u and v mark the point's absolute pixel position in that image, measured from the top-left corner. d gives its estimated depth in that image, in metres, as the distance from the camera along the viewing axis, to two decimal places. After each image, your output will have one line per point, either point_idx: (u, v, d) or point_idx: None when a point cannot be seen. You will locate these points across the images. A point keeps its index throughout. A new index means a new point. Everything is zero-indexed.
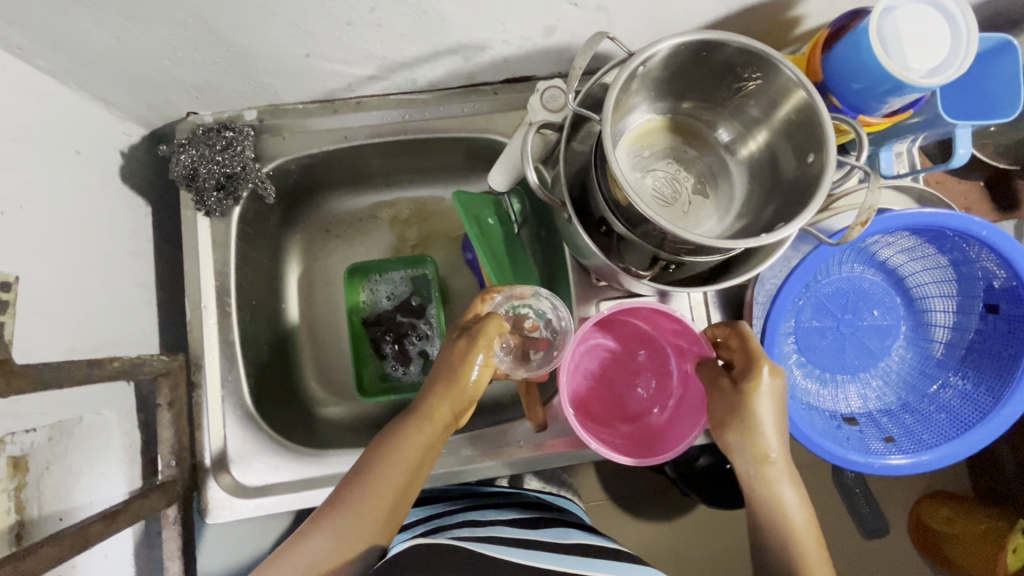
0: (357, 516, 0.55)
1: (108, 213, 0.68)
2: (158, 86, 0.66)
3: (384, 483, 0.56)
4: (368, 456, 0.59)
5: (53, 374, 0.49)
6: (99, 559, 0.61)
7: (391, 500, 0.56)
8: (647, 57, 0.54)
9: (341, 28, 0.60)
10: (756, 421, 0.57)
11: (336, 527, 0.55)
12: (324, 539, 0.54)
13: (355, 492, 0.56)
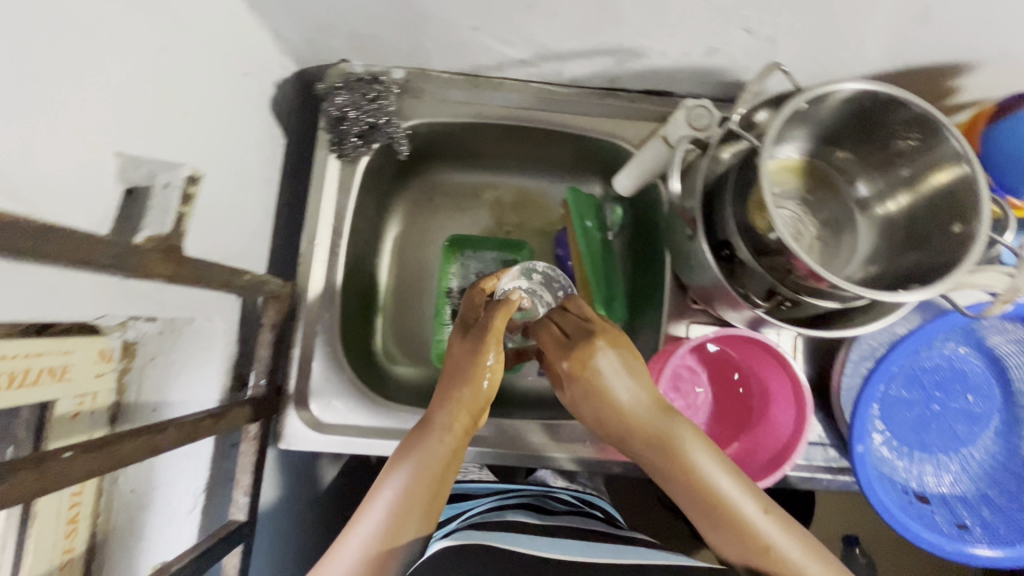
0: (381, 537, 0.46)
1: (255, 138, 0.71)
2: (329, 29, 0.69)
3: (410, 498, 0.47)
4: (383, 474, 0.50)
5: (205, 273, 0.51)
6: (181, 455, 0.65)
7: (419, 514, 0.47)
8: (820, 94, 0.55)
9: (520, 9, 0.62)
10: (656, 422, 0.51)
11: (358, 549, 0.45)
12: (377, 516, 0.47)
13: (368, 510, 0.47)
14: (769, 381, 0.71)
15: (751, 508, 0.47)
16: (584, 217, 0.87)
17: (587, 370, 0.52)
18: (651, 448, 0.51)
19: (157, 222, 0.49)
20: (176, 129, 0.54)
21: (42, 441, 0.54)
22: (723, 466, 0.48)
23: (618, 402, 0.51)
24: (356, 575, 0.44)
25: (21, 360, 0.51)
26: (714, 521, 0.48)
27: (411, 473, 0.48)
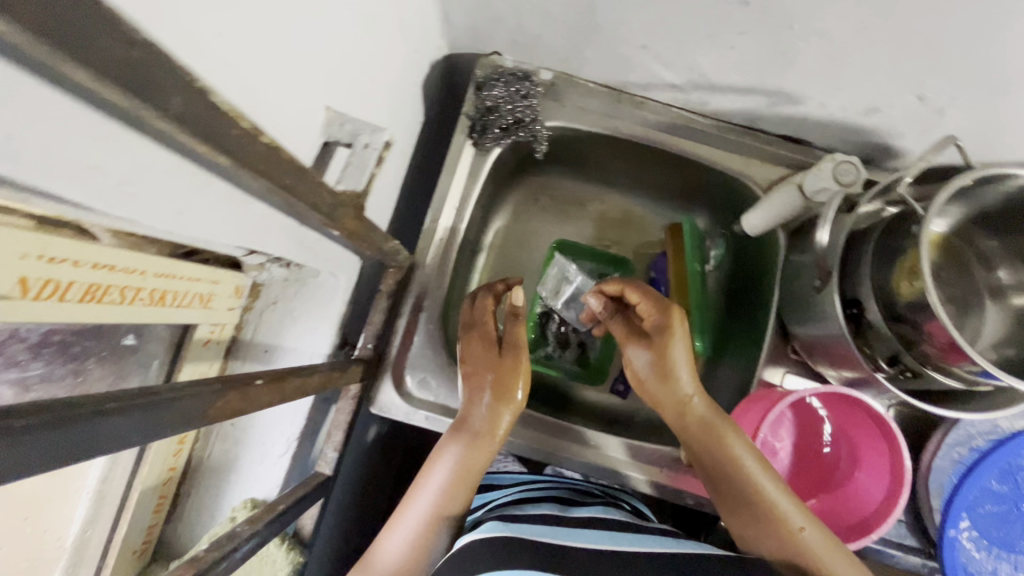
0: (429, 512, 0.60)
1: (405, 112, 0.73)
2: (498, 22, 0.71)
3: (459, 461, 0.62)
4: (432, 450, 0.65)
5: (370, 233, 0.53)
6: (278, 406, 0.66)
7: (464, 480, 0.61)
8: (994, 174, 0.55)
9: (698, 37, 0.63)
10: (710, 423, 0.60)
11: (411, 526, 0.58)
12: (428, 497, 0.60)
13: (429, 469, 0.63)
14: (860, 450, 0.70)
15: (791, 514, 0.55)
16: (691, 247, 0.87)
17: (664, 350, 0.61)
18: (702, 430, 0.60)
19: (353, 179, 0.48)
20: (365, 92, 0.56)
21: (178, 361, 0.58)
22: (761, 465, 0.57)
23: (678, 377, 0.61)
24: (413, 543, 0.57)
25: (186, 283, 0.53)
26: (759, 519, 0.56)
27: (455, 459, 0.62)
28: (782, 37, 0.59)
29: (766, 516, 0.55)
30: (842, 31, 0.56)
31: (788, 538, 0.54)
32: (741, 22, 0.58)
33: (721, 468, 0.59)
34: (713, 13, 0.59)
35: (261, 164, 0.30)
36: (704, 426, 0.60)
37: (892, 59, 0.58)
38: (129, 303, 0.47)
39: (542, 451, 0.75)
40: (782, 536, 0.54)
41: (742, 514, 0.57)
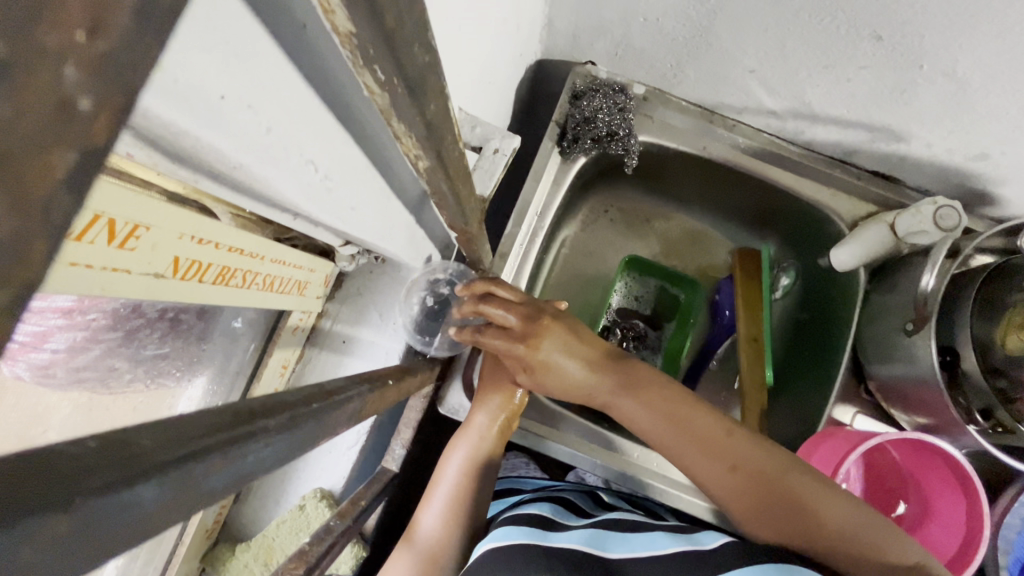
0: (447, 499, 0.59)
1: (502, 114, 0.73)
2: (603, 32, 0.71)
3: (471, 451, 0.62)
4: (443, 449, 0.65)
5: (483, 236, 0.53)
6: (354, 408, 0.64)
7: (473, 467, 0.61)
8: None
9: (814, 67, 0.62)
10: (692, 427, 0.56)
11: (436, 516, 0.59)
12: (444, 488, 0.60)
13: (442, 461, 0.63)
14: (933, 498, 0.69)
15: (805, 491, 0.52)
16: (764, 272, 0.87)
17: (537, 358, 0.58)
18: (670, 427, 0.56)
19: (482, 181, 0.47)
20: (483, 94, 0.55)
21: (269, 347, 0.58)
22: (741, 438, 0.55)
23: (573, 374, 0.58)
24: (439, 531, 0.57)
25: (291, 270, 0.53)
26: (772, 510, 0.52)
27: (467, 450, 0.62)
28: (906, 76, 0.58)
29: (787, 504, 0.52)
30: (973, 75, 0.55)
31: (807, 522, 0.51)
32: (866, 55, 0.57)
33: (711, 465, 0.55)
34: (839, 44, 0.58)
35: (452, 168, 0.30)
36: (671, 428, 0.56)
37: (1020, 108, 0.56)
38: (247, 287, 0.46)
39: (605, 468, 0.73)
40: (796, 522, 0.51)
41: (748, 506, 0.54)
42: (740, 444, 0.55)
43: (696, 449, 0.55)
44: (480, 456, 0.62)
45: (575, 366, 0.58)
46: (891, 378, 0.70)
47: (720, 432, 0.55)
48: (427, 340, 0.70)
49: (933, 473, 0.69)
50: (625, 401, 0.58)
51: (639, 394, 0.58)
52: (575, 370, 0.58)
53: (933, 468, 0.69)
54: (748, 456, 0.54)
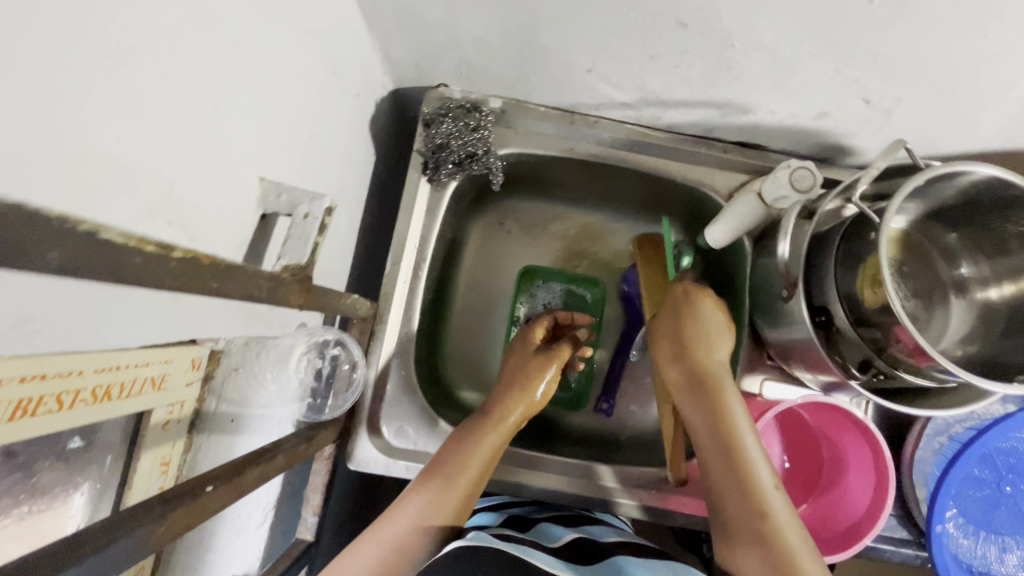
0: (420, 515, 0.56)
1: (358, 156, 0.70)
2: (439, 56, 0.69)
3: (463, 473, 0.59)
4: (440, 452, 0.62)
5: (326, 298, 0.51)
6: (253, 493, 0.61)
7: (460, 497, 0.58)
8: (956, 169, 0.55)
9: (642, 58, 0.62)
10: (735, 428, 0.58)
11: (393, 534, 0.55)
12: (411, 510, 0.56)
13: (438, 466, 0.60)
14: (845, 449, 0.71)
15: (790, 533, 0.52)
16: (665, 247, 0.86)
17: (706, 361, 0.63)
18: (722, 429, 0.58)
19: (296, 250, 0.47)
20: (301, 150, 0.53)
21: (136, 450, 0.53)
22: (764, 457, 0.57)
23: (709, 332, 0.64)
24: (385, 558, 0.53)
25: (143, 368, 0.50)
26: (759, 539, 0.52)
27: (436, 486, 0.58)
28: (724, 54, 0.58)
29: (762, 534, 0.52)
30: (782, 46, 0.55)
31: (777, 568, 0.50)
32: (682, 42, 0.58)
33: (736, 475, 0.56)
34: (654, 36, 0.58)
35: (170, 277, 0.28)
36: (723, 430, 0.58)
37: (837, 67, 0.57)
38: (68, 408, 0.44)
39: (529, 488, 0.73)
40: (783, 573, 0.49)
41: (738, 522, 0.54)
42: (764, 469, 0.56)
43: (715, 436, 0.59)
44: (437, 520, 0.56)
45: (671, 356, 0.65)
46: (782, 341, 0.71)
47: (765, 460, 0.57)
48: (320, 403, 0.69)
49: (836, 431, 0.71)
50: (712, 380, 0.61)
51: (716, 399, 0.60)
52: (716, 325, 0.64)
53: (835, 426, 0.71)
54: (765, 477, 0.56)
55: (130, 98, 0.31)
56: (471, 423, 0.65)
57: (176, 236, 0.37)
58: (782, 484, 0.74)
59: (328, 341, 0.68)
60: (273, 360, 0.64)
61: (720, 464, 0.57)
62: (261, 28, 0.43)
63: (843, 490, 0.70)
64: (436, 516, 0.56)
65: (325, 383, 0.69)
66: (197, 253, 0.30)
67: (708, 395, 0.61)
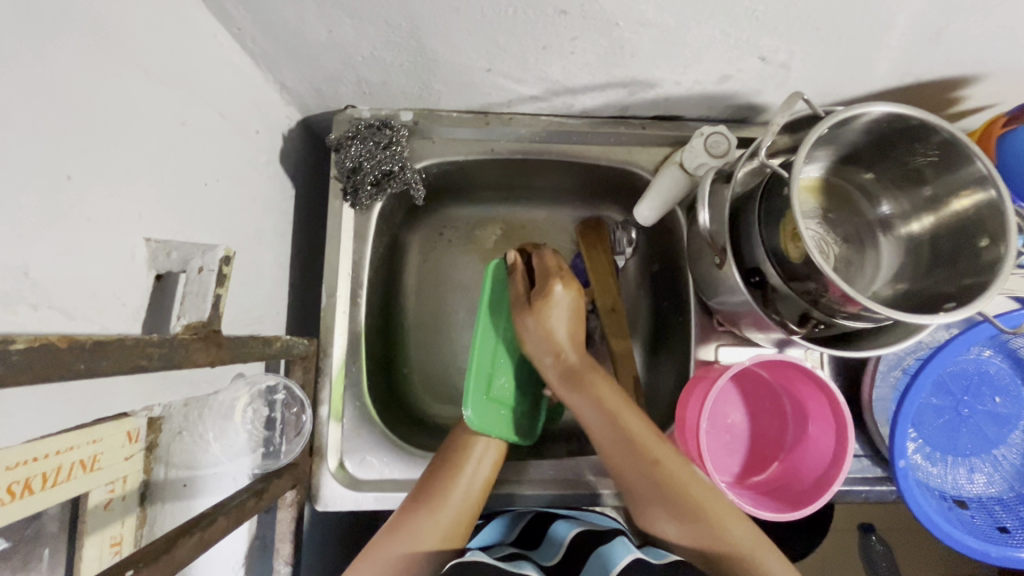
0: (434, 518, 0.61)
1: (271, 194, 0.68)
2: (336, 79, 0.67)
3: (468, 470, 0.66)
4: (445, 455, 0.67)
5: (242, 348, 0.49)
6: (218, 558, 0.59)
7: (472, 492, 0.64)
8: (854, 111, 0.55)
9: (535, 50, 0.61)
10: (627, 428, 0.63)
11: (414, 529, 0.61)
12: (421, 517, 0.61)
13: (443, 471, 0.65)
14: (804, 401, 0.71)
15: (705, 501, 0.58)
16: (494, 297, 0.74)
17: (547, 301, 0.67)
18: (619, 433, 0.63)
19: (196, 307, 0.45)
20: (194, 199, 0.51)
21: (79, 537, 0.49)
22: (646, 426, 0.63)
23: (557, 336, 0.67)
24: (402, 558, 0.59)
25: (75, 450, 0.45)
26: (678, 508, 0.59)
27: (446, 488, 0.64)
28: (613, 34, 0.58)
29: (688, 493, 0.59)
30: (665, 17, 0.55)
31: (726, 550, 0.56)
32: (568, 29, 0.57)
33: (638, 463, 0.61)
34: (539, 26, 0.57)
35: (7, 372, 0.26)
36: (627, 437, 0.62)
37: (724, 30, 0.57)
38: None
39: (505, 496, 0.73)
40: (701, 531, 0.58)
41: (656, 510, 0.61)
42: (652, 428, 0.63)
43: (622, 445, 0.62)
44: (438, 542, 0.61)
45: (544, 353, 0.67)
46: (727, 307, 0.72)
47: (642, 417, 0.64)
48: (274, 450, 0.67)
49: (794, 386, 0.72)
50: (557, 316, 0.67)
51: (587, 385, 0.65)
52: (561, 333, 0.67)
53: (793, 380, 0.71)
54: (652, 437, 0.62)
55: None
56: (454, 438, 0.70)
57: (50, 318, 0.35)
58: (751, 446, 0.75)
59: (272, 386, 0.67)
60: (209, 417, 0.61)
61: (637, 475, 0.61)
62: (116, 84, 0.41)
63: (807, 442, 0.70)
64: (429, 538, 0.60)
65: (277, 429, 0.68)
66: (50, 337, 0.29)
67: (581, 386, 0.65)
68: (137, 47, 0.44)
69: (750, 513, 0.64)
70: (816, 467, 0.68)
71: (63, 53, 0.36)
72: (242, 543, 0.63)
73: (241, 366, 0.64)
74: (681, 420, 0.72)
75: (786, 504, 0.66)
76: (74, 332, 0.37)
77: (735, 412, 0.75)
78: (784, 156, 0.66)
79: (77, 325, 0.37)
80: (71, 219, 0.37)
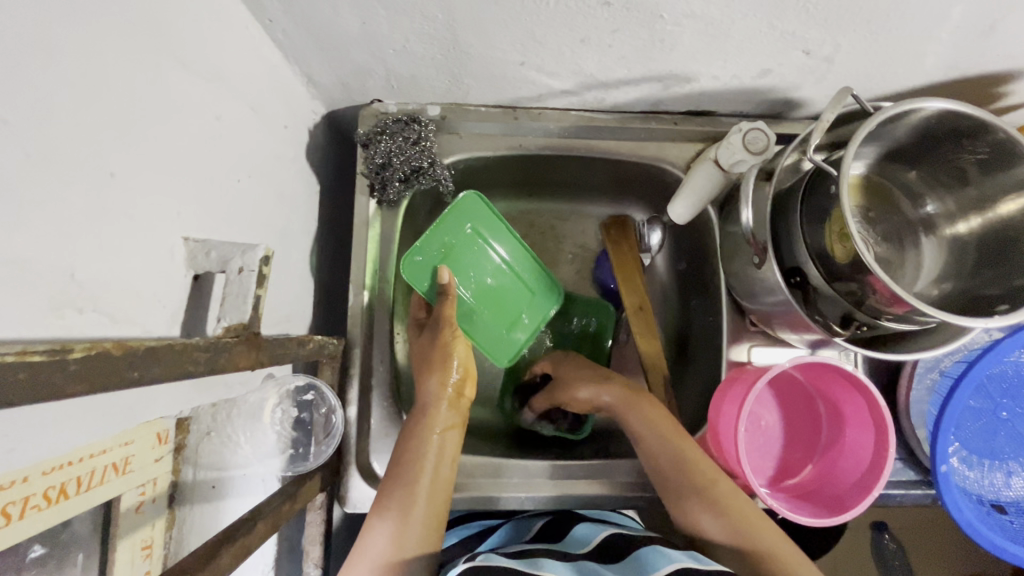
0: (405, 513, 0.55)
1: (298, 190, 0.67)
2: (366, 72, 0.66)
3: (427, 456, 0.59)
4: (404, 445, 0.60)
5: (280, 350, 0.47)
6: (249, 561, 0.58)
7: (434, 481, 0.58)
8: (907, 107, 0.53)
9: (573, 43, 0.59)
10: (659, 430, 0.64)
11: (388, 528, 0.54)
12: (389, 517, 0.54)
13: (402, 462, 0.59)
14: (841, 404, 0.70)
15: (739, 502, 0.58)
16: (472, 227, 0.76)
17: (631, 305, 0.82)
18: (666, 446, 0.63)
19: (236, 309, 0.44)
20: (228, 197, 0.50)
21: (110, 541, 0.47)
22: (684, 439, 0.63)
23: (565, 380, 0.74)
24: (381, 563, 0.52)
25: (109, 454, 0.43)
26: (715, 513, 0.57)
27: (406, 481, 0.57)
28: (655, 26, 0.56)
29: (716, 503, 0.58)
30: (711, 10, 0.53)
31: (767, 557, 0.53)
32: (610, 21, 0.55)
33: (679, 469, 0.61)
34: (579, 18, 0.55)
35: (67, 382, 0.25)
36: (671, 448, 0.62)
37: (770, 23, 0.55)
38: (18, 518, 0.38)
39: (533, 498, 0.72)
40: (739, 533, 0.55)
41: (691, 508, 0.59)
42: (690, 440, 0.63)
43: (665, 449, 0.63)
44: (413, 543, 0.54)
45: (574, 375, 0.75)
46: (762, 308, 0.70)
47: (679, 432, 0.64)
48: (302, 452, 0.66)
49: (829, 388, 0.70)
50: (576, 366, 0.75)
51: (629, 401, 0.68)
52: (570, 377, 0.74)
53: (828, 382, 0.70)
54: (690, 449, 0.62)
55: (8, 183, 0.28)
56: (411, 425, 0.62)
57: (95, 322, 0.34)
58: (783, 447, 0.74)
59: (301, 386, 0.66)
60: (238, 419, 0.59)
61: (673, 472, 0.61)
62: (153, 76, 0.40)
63: (843, 445, 0.69)
64: (402, 537, 0.53)
65: (304, 430, 0.67)
66: (104, 344, 0.27)
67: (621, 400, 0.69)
68: (173, 39, 0.42)
69: (787, 518, 0.63)
70: (854, 471, 0.66)
71: (104, 45, 0.35)
72: (272, 545, 0.62)
73: (269, 368, 0.63)
74: (714, 423, 0.71)
75: (823, 510, 0.65)
76: (119, 336, 0.36)
77: (767, 415, 0.74)
78: (826, 153, 0.64)
79: (120, 328, 0.36)
80: (114, 220, 0.35)
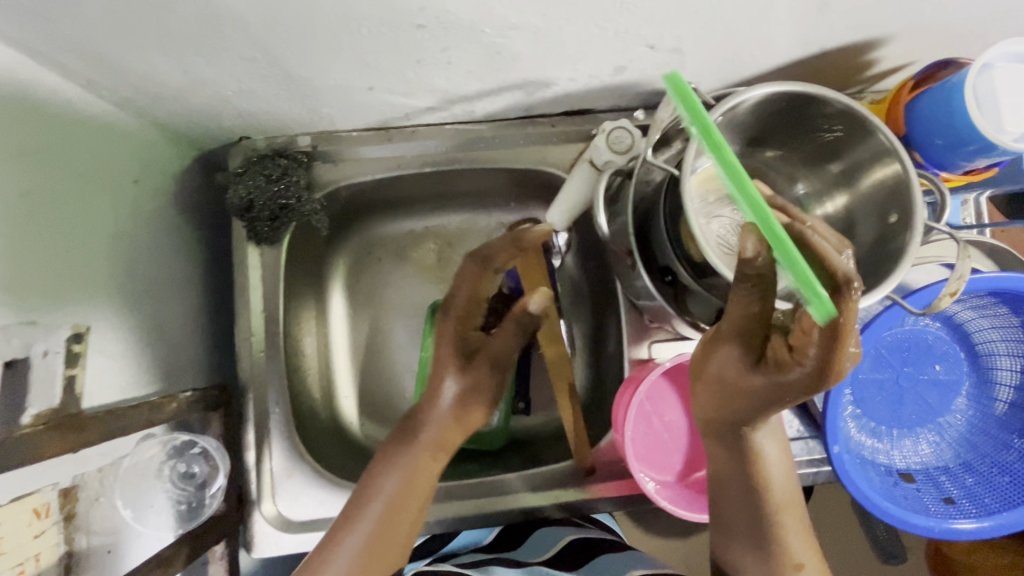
0: (377, 547, 0.53)
1: (161, 243, 0.66)
2: (217, 115, 0.64)
3: (417, 487, 0.56)
4: (381, 463, 0.57)
5: (118, 423, 0.49)
6: None
7: (412, 519, 0.56)
8: (736, 101, 0.53)
9: (410, 65, 0.58)
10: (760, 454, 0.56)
11: (349, 558, 0.52)
12: (356, 545, 0.53)
13: (381, 492, 0.55)
14: None
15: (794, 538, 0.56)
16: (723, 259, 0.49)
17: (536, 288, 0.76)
18: (749, 469, 0.56)
19: (43, 394, 0.47)
20: (50, 273, 0.49)
21: None
22: (779, 462, 0.57)
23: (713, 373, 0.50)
24: None
25: None
26: (766, 549, 0.55)
27: (384, 514, 0.54)
28: (484, 40, 0.54)
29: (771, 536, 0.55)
30: (533, 20, 0.51)
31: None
32: (434, 40, 0.53)
33: (752, 496, 0.56)
34: (402, 42, 0.53)
35: None
36: (753, 471, 0.56)
37: (600, 25, 0.54)
38: None
39: (443, 519, 0.73)
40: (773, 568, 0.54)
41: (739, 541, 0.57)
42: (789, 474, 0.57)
43: (737, 475, 0.56)
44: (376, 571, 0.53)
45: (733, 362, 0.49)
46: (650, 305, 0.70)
47: (784, 463, 0.57)
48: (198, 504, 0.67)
49: None
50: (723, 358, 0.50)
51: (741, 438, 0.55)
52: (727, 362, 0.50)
53: None
54: (784, 481, 0.57)
55: None
56: (389, 453, 0.57)
57: None
58: (690, 442, 0.73)
59: (189, 441, 0.66)
60: (123, 483, 0.59)
61: (744, 502, 0.56)
62: None
63: None
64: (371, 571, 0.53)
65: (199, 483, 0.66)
66: None
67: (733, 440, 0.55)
68: None
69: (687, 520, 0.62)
70: None
71: None
72: None
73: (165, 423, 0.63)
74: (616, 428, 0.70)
75: None
76: None
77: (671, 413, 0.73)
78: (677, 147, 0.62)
79: None
80: None
